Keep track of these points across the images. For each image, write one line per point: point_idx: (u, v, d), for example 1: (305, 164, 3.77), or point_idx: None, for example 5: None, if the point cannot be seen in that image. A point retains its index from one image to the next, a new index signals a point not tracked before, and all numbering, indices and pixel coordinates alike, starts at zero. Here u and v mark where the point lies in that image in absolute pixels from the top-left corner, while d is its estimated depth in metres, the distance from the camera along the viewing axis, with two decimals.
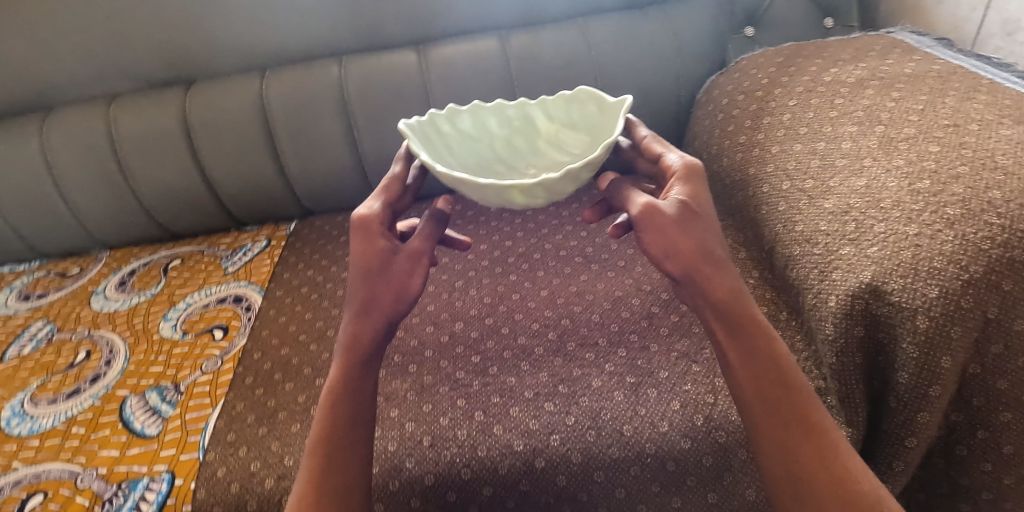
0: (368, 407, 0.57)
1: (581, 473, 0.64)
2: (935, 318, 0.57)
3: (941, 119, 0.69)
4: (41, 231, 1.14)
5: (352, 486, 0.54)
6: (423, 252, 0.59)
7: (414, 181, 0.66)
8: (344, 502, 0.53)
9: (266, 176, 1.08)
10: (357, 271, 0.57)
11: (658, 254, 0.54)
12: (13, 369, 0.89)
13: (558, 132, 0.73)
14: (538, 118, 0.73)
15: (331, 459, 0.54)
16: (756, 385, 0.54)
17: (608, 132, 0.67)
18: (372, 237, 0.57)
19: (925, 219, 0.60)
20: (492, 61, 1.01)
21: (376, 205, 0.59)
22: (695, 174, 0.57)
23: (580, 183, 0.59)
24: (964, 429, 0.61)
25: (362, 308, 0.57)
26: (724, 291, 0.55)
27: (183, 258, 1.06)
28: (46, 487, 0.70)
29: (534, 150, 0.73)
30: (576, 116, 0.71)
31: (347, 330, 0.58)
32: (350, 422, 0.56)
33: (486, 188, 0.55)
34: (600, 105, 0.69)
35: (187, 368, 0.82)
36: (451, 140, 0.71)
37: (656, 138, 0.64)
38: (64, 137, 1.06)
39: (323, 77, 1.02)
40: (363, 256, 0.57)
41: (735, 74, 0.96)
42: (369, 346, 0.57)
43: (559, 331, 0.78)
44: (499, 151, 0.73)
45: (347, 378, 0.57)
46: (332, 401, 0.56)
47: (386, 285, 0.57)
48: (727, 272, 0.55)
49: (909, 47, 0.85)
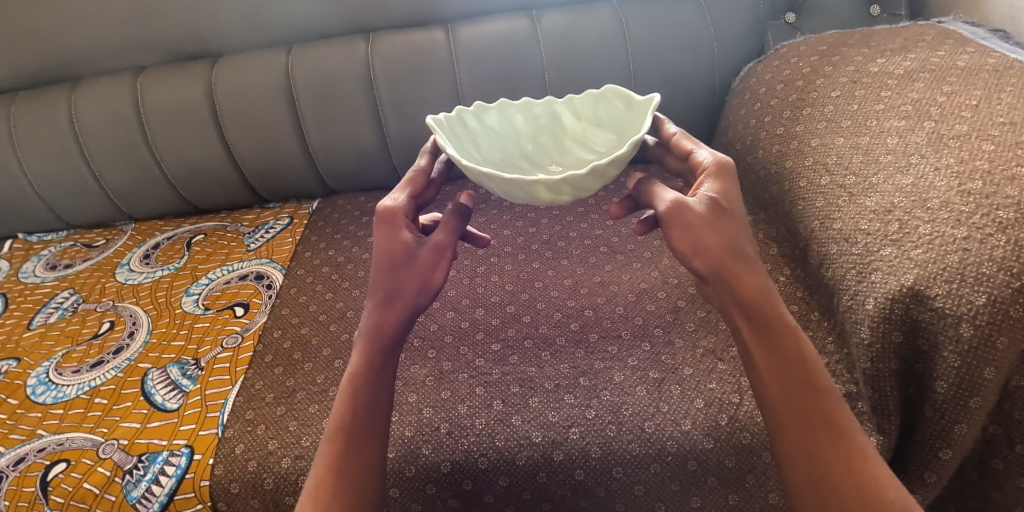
0: (386, 394, 0.56)
1: (600, 468, 0.63)
2: (980, 327, 0.54)
3: (996, 116, 0.65)
4: (69, 202, 1.15)
5: (369, 471, 0.53)
6: (446, 246, 0.57)
7: (438, 175, 0.65)
8: (361, 486, 0.53)
9: (289, 154, 1.07)
10: (380, 262, 0.56)
11: (686, 251, 0.51)
12: (40, 337, 0.90)
13: (584, 130, 0.70)
14: (564, 116, 0.71)
15: (350, 445, 0.53)
16: (783, 389, 0.51)
17: (636, 129, 0.64)
18: (396, 227, 0.56)
19: (975, 222, 0.57)
20: (522, 42, 0.98)
21: (402, 198, 0.58)
22: (726, 171, 0.55)
23: (606, 179, 0.56)
24: (1001, 442, 0.58)
25: (385, 300, 0.56)
26: (753, 289, 0.52)
27: (206, 233, 1.06)
28: (68, 456, 0.71)
29: (559, 147, 0.71)
30: (604, 114, 0.68)
31: (368, 320, 0.57)
32: (370, 411, 0.54)
33: (511, 183, 0.53)
34: (628, 103, 0.66)
35: (208, 343, 0.82)
36: (477, 135, 0.68)
37: (685, 136, 0.61)
38: (92, 110, 1.06)
39: (349, 55, 1.00)
40: (387, 247, 0.56)
41: (775, 62, 0.92)
42: (389, 338, 0.56)
43: (582, 322, 0.76)
44: (524, 148, 0.71)
45: (366, 367, 0.55)
46: (352, 389, 0.54)
47: (410, 276, 0.56)
48: (755, 273, 0.52)
49: (962, 39, 0.80)
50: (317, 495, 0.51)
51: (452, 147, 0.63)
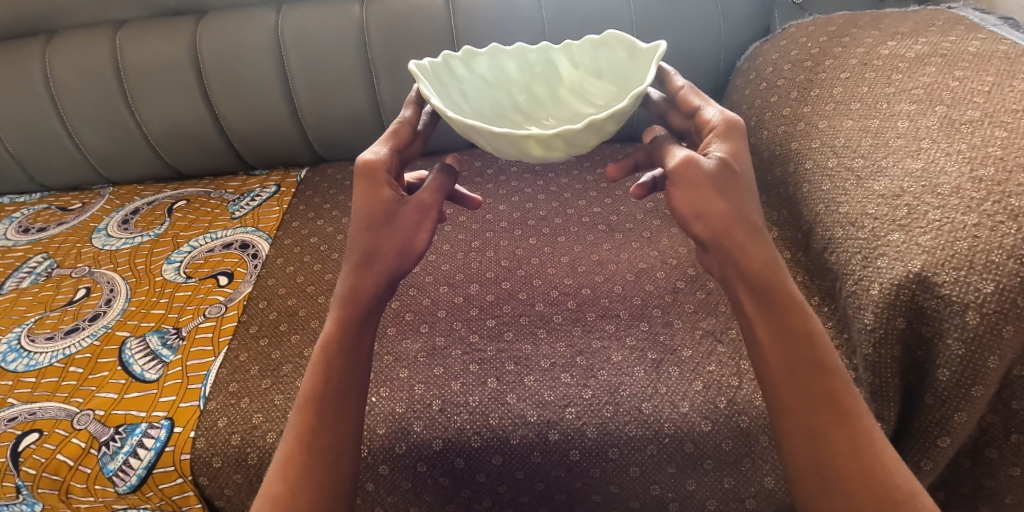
0: (364, 364, 0.54)
1: (595, 448, 0.62)
2: (987, 315, 0.53)
3: (1008, 102, 0.64)
4: (43, 163, 1.10)
5: (345, 445, 0.51)
6: (430, 205, 0.54)
7: (425, 128, 0.61)
8: (337, 462, 0.50)
9: (277, 118, 1.03)
10: (361, 221, 0.53)
11: (688, 214, 0.50)
12: (11, 302, 0.86)
13: (581, 79, 0.68)
14: (560, 64, 0.68)
15: (323, 417, 0.50)
16: (785, 365, 0.49)
17: (636, 78, 0.62)
18: (377, 184, 0.53)
19: (986, 209, 0.56)
20: (525, 10, 0.95)
21: (383, 150, 0.55)
22: (735, 131, 0.53)
23: (604, 136, 0.53)
24: (997, 431, 0.58)
25: (362, 261, 0.53)
26: (761, 262, 0.50)
27: (189, 199, 1.02)
28: (41, 426, 0.68)
29: (554, 98, 0.68)
30: (603, 63, 0.66)
31: (345, 282, 0.54)
32: (345, 382, 0.52)
33: (500, 137, 0.50)
34: (630, 51, 0.63)
35: (190, 312, 0.79)
36: (467, 84, 0.65)
37: (693, 91, 0.59)
38: (68, 65, 1.01)
39: (343, 17, 0.96)
40: (367, 204, 0.53)
41: (782, 42, 0.90)
42: (367, 301, 0.54)
43: (579, 301, 0.75)
44: (517, 99, 0.68)
45: (342, 333, 0.53)
46: (326, 358, 0.52)
47: (391, 237, 0.53)
48: (765, 243, 0.51)
49: (973, 24, 0.79)
50: (288, 468, 0.49)
51: (437, 97, 0.59)
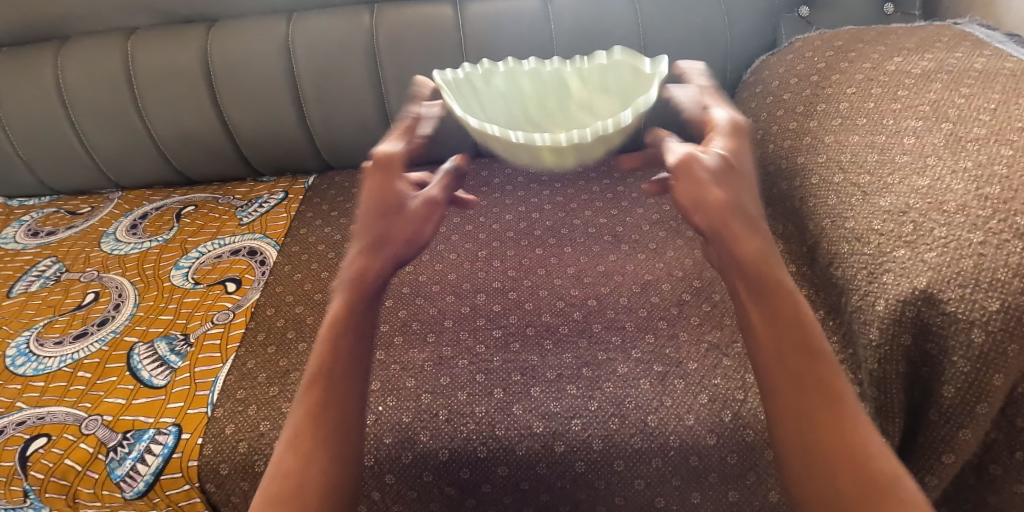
0: (368, 352, 0.48)
1: (601, 460, 0.62)
2: (992, 333, 0.53)
3: (1015, 120, 0.64)
4: (53, 166, 1.10)
5: (349, 428, 0.44)
6: (440, 202, 0.56)
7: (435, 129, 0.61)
8: (336, 448, 0.43)
9: (286, 125, 1.04)
10: (370, 207, 0.52)
11: (688, 203, 0.47)
12: (20, 306, 0.86)
13: (590, 92, 0.69)
14: (571, 78, 0.70)
15: (332, 399, 0.44)
16: (777, 353, 0.42)
17: (643, 91, 0.64)
18: (393, 174, 0.53)
19: (992, 227, 0.56)
20: (533, 21, 0.96)
21: (400, 145, 0.55)
22: (739, 130, 0.53)
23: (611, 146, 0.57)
24: (1002, 448, 0.58)
25: (371, 244, 0.50)
26: (755, 251, 0.45)
27: (197, 205, 1.03)
28: (50, 430, 0.68)
29: (564, 114, 0.71)
30: (612, 82, 0.68)
31: (351, 266, 0.50)
32: (350, 364, 0.46)
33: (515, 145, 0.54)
34: (638, 73, 0.65)
35: (198, 319, 0.79)
36: (483, 97, 0.67)
37: (705, 89, 0.58)
38: (80, 70, 1.02)
39: (353, 26, 0.97)
40: (382, 193, 0.52)
41: (788, 56, 0.91)
42: (370, 285, 0.49)
43: (585, 312, 0.75)
44: (529, 113, 0.70)
45: (344, 313, 0.48)
46: (333, 335, 0.46)
47: (402, 225, 0.52)
48: (758, 231, 0.46)
49: (979, 41, 0.79)
50: (299, 449, 0.42)
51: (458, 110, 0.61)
